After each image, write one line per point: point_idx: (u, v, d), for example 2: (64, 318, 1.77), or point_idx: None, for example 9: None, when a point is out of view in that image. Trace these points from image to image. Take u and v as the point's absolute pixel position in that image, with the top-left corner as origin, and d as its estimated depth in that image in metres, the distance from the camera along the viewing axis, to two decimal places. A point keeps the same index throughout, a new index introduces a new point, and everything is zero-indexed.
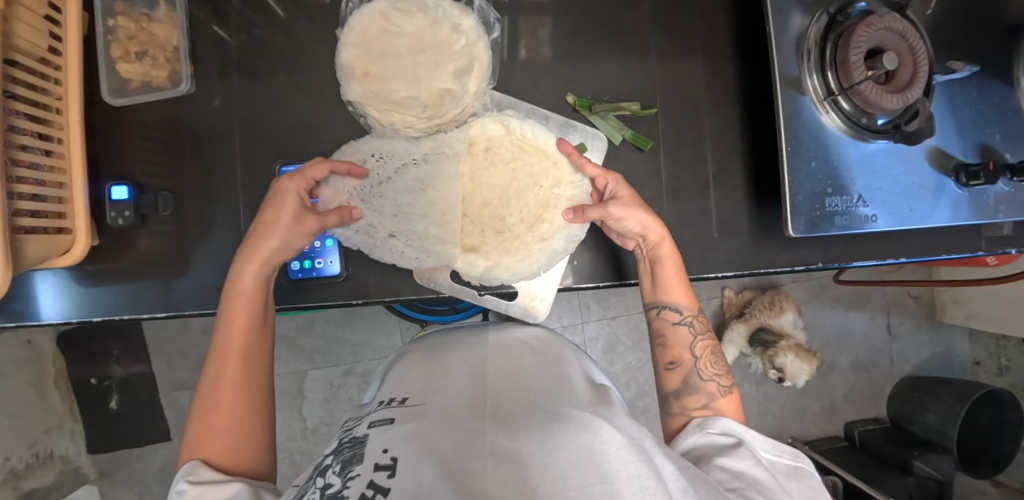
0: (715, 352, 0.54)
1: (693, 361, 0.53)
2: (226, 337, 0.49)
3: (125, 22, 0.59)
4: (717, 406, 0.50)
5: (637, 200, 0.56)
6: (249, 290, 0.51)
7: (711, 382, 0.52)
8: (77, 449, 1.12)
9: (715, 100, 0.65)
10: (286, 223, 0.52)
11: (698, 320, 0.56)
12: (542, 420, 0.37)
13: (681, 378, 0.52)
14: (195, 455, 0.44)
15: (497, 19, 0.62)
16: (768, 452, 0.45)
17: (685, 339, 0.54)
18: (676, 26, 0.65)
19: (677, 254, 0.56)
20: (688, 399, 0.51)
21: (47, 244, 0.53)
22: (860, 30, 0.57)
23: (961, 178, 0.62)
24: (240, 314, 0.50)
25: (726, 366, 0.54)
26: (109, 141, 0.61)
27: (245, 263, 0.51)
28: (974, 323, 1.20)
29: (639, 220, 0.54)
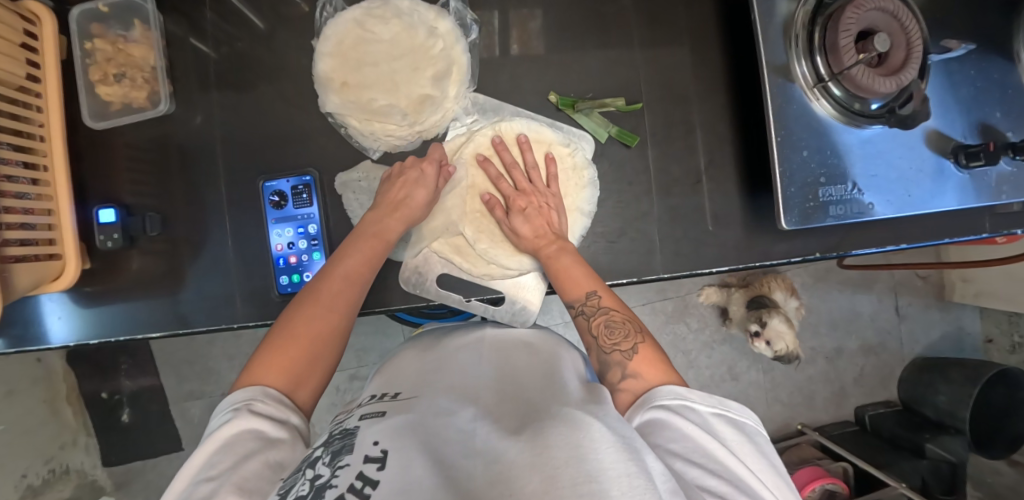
0: (611, 322, 0.48)
1: (594, 341, 0.49)
2: (334, 272, 0.49)
3: (102, 44, 0.59)
4: (631, 372, 0.44)
5: (528, 214, 0.57)
6: (379, 242, 0.52)
7: (614, 353, 0.46)
8: (92, 462, 1.14)
9: (704, 91, 0.64)
10: (421, 199, 0.55)
11: (591, 302, 0.51)
12: (536, 420, 0.36)
13: (596, 362, 0.48)
14: (254, 375, 0.41)
15: (475, 20, 0.61)
16: (714, 412, 0.39)
17: (583, 329, 0.50)
18: (661, 17, 0.63)
19: (558, 249, 0.55)
20: (609, 377, 0.46)
21: (37, 271, 0.54)
22: (849, 11, 0.55)
23: (961, 159, 0.61)
24: (355, 256, 0.50)
25: (631, 327, 0.47)
26: (96, 165, 0.61)
27: (388, 216, 0.53)
28: (984, 301, 1.18)
29: (520, 239, 0.57)
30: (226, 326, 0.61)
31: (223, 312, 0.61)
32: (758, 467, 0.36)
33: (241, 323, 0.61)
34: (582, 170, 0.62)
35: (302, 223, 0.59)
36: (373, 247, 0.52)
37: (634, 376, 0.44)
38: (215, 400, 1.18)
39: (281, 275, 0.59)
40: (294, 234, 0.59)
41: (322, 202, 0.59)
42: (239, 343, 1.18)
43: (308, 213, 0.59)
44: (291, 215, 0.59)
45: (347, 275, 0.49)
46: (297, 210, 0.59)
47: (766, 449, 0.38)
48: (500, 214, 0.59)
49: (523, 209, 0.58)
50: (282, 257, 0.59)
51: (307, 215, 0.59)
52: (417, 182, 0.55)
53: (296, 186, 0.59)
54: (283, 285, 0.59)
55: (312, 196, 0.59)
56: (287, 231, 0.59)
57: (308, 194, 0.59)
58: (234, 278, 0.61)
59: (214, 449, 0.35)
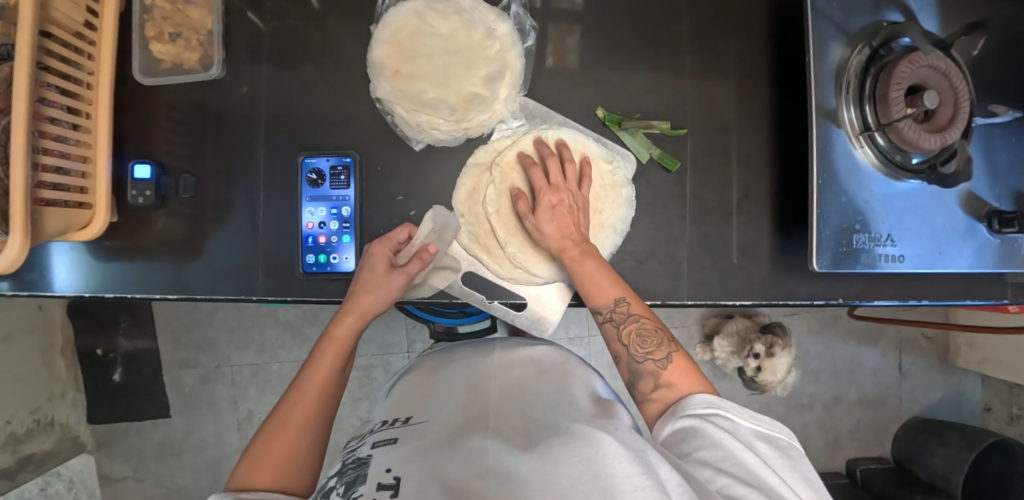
0: (642, 330, 0.47)
1: (625, 349, 0.47)
2: (308, 378, 0.48)
3: (161, 1, 0.59)
4: (665, 382, 0.43)
5: (557, 215, 0.55)
6: (344, 340, 0.52)
7: (647, 362, 0.45)
8: (78, 418, 1.14)
9: (748, 125, 0.64)
10: (382, 282, 0.53)
11: (620, 309, 0.49)
12: (548, 438, 0.37)
13: (626, 370, 0.47)
14: (239, 483, 0.39)
15: (533, 27, 0.61)
16: (746, 421, 0.39)
17: (613, 337, 0.48)
18: (715, 47, 0.63)
19: (588, 255, 0.54)
20: (640, 387, 0.45)
21: (65, 218, 0.53)
22: (903, 66, 0.55)
23: (994, 224, 0.61)
24: (323, 366, 0.49)
25: (663, 335, 0.46)
26: (137, 121, 0.61)
27: (345, 315, 0.52)
28: (988, 369, 1.17)
29: (545, 241, 0.55)
30: (244, 297, 0.61)
31: (243, 285, 0.60)
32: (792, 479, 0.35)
33: (261, 297, 0.60)
34: (621, 188, 0.62)
35: (336, 204, 0.59)
36: (336, 344, 0.51)
37: (667, 385, 0.43)
38: (209, 372, 1.17)
39: (308, 253, 0.59)
40: (326, 214, 0.59)
41: (358, 185, 0.59)
42: (240, 316, 1.17)
43: (344, 195, 0.58)
44: (326, 195, 0.59)
45: (311, 382, 0.47)
46: (333, 191, 0.58)
47: (803, 464, 0.38)
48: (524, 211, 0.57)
49: (552, 212, 0.56)
50: (312, 235, 0.59)
51: (342, 197, 0.59)
52: (371, 269, 0.54)
53: (336, 166, 0.59)
54: (308, 264, 0.59)
55: (351, 179, 0.59)
56: (319, 210, 0.59)
57: (346, 176, 0.59)
58: (259, 252, 0.61)
59: None
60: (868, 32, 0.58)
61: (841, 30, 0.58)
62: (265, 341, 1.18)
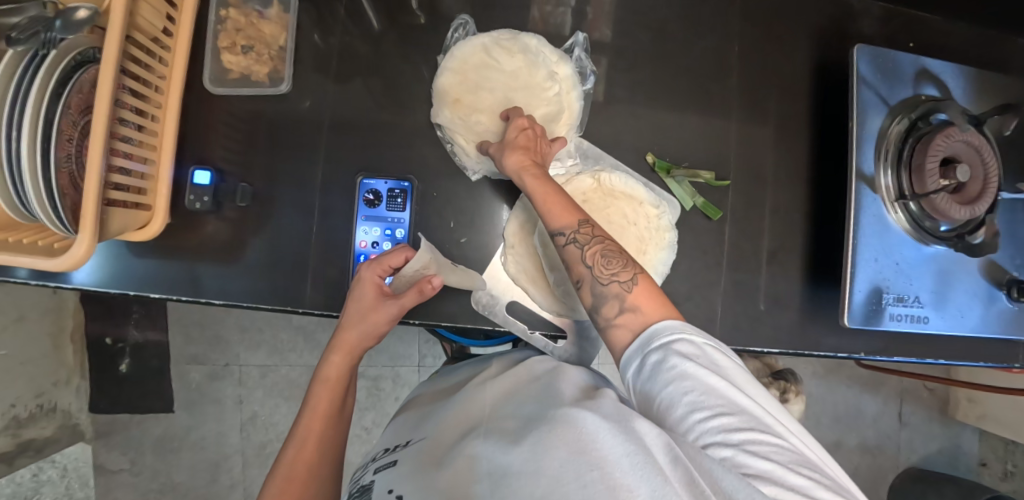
0: (608, 251, 0.45)
1: (589, 273, 0.45)
2: (306, 428, 0.51)
3: (236, 14, 0.61)
4: (631, 305, 0.43)
5: (516, 141, 0.54)
6: (335, 381, 0.54)
7: (612, 284, 0.44)
8: (79, 405, 1.13)
9: (786, 180, 0.66)
10: (370, 313, 0.54)
11: (583, 230, 0.47)
12: (533, 428, 0.36)
13: (590, 293, 0.45)
14: None
15: (593, 72, 0.64)
16: (716, 352, 0.39)
17: (574, 257, 0.46)
18: (760, 104, 0.67)
19: (547, 178, 0.50)
20: (605, 311, 0.44)
21: (126, 218, 0.54)
22: (939, 140, 0.59)
23: (1013, 293, 0.64)
24: (319, 413, 0.52)
25: (624, 257, 0.45)
26: (198, 126, 0.62)
27: (333, 355, 0.54)
28: (986, 424, 1.20)
29: (502, 160, 0.53)
30: (289, 308, 0.62)
31: (290, 295, 0.62)
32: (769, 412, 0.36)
33: (306, 309, 0.61)
34: (666, 230, 0.61)
35: (391, 225, 0.61)
36: (331, 385, 0.54)
37: (633, 310, 0.43)
38: (217, 369, 1.16)
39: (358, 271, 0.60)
40: (380, 234, 0.61)
41: (414, 209, 0.62)
42: (255, 316, 1.17)
43: (399, 217, 0.61)
44: (381, 215, 0.61)
45: (314, 425, 0.51)
46: (389, 212, 0.61)
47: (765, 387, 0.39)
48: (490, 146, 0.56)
49: (514, 140, 0.54)
50: (364, 253, 0.61)
51: (397, 219, 0.61)
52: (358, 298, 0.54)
53: (393, 189, 0.61)
54: None
55: (407, 202, 0.61)
56: (374, 229, 0.61)
57: (403, 199, 0.61)
58: (309, 265, 0.62)
59: None
60: (907, 104, 0.62)
61: (884, 100, 0.61)
62: (276, 344, 1.17)
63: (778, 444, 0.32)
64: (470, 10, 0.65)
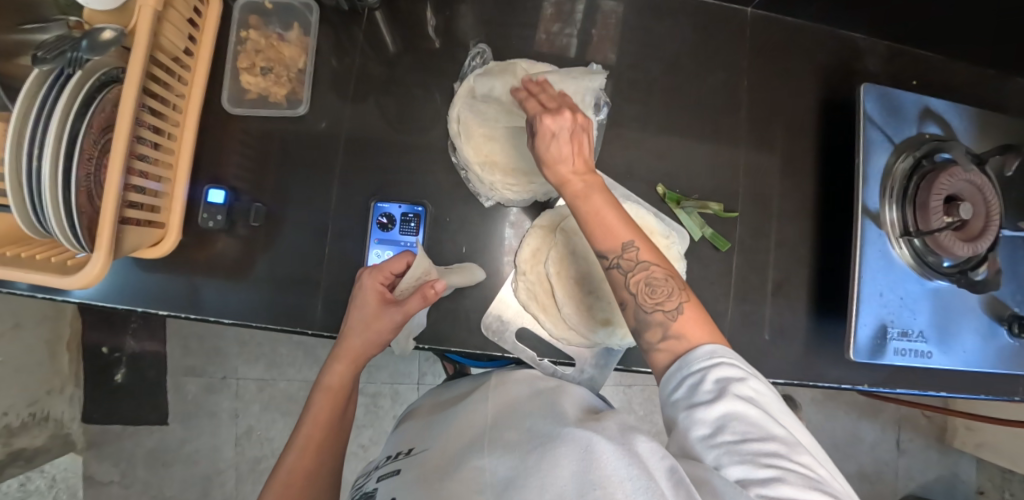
0: (654, 279, 0.44)
1: (633, 298, 0.45)
2: (304, 435, 0.51)
3: (256, 35, 0.63)
4: (676, 333, 0.42)
5: (563, 145, 0.46)
6: (337, 389, 0.54)
7: (656, 313, 0.43)
8: (72, 415, 1.11)
9: (792, 213, 0.68)
10: (372, 324, 0.53)
11: (627, 257, 0.44)
12: (536, 445, 0.36)
13: (631, 316, 0.45)
14: None
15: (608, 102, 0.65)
16: (755, 382, 0.38)
17: (619, 281, 0.45)
18: (766, 138, 0.68)
19: (599, 186, 0.46)
20: (648, 336, 0.44)
21: (139, 236, 0.54)
22: (943, 178, 0.60)
23: (1014, 328, 0.65)
24: (319, 421, 0.52)
25: (674, 282, 0.44)
26: (214, 145, 0.63)
27: (336, 363, 0.54)
28: (983, 453, 1.21)
29: (545, 174, 0.48)
30: (298, 329, 0.61)
31: (300, 315, 0.62)
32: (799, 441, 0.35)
33: (316, 331, 0.61)
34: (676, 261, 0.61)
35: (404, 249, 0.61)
36: (334, 395, 0.54)
37: (677, 337, 0.43)
38: (214, 382, 1.15)
39: None
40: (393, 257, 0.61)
41: (426, 233, 0.62)
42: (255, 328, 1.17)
43: (411, 241, 0.62)
44: (394, 239, 0.62)
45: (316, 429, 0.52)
46: (401, 236, 0.61)
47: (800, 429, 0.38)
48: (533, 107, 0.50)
49: (552, 147, 0.46)
50: None
51: (409, 243, 0.62)
52: (364, 308, 0.54)
53: (407, 213, 0.62)
54: None
55: (418, 227, 0.62)
56: (386, 253, 0.61)
57: (416, 223, 0.62)
58: (319, 285, 0.62)
59: None
60: (911, 142, 0.63)
61: (889, 138, 0.63)
62: (276, 358, 1.16)
63: (804, 471, 0.32)
64: (487, 39, 0.67)
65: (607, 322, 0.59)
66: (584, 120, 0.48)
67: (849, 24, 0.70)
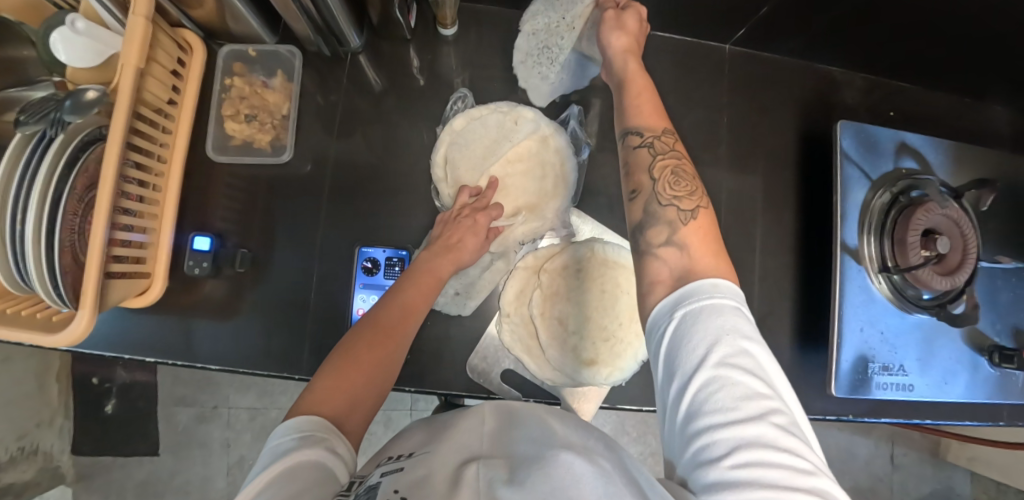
0: (678, 172, 0.46)
1: (652, 185, 0.46)
2: (359, 350, 0.45)
3: (240, 82, 0.63)
4: (680, 239, 0.43)
5: (629, 22, 0.54)
6: (397, 331, 0.48)
7: (669, 209, 0.45)
8: (61, 447, 1.10)
9: (773, 247, 0.69)
10: (466, 251, 0.58)
11: (662, 140, 0.48)
12: (522, 453, 0.31)
13: (642, 206, 0.46)
14: (305, 409, 0.40)
15: (587, 143, 0.67)
16: (743, 344, 0.35)
17: (644, 160, 0.47)
18: (745, 174, 0.70)
19: (645, 73, 0.52)
20: (652, 237, 0.45)
21: (125, 288, 0.54)
22: (920, 214, 0.61)
23: (995, 358, 0.65)
24: (375, 354, 0.45)
25: (694, 187, 0.46)
26: (200, 192, 0.63)
27: (409, 289, 0.53)
28: (977, 467, 1.22)
29: (606, 40, 0.54)
30: (283, 374, 0.61)
31: (285, 359, 0.61)
32: (790, 418, 0.33)
33: (302, 375, 0.61)
34: None
35: None
36: (394, 339, 0.47)
37: (678, 246, 0.43)
38: (205, 411, 1.15)
39: None
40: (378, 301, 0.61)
41: None
42: None
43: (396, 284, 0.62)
44: (379, 283, 0.62)
45: (350, 379, 0.43)
46: (386, 280, 0.62)
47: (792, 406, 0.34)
48: (609, 7, 0.56)
49: (622, 17, 0.55)
50: None
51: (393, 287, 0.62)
52: (468, 229, 0.59)
53: (391, 258, 0.63)
54: None
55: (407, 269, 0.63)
56: (372, 297, 0.62)
57: (401, 267, 0.63)
58: (304, 328, 0.62)
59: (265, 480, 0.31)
60: (888, 178, 0.64)
61: (866, 174, 0.64)
62: (268, 386, 1.16)
63: (786, 461, 0.29)
64: (470, 80, 0.68)
65: (591, 363, 0.60)
66: (650, 19, 0.57)
67: (825, 59, 0.71)
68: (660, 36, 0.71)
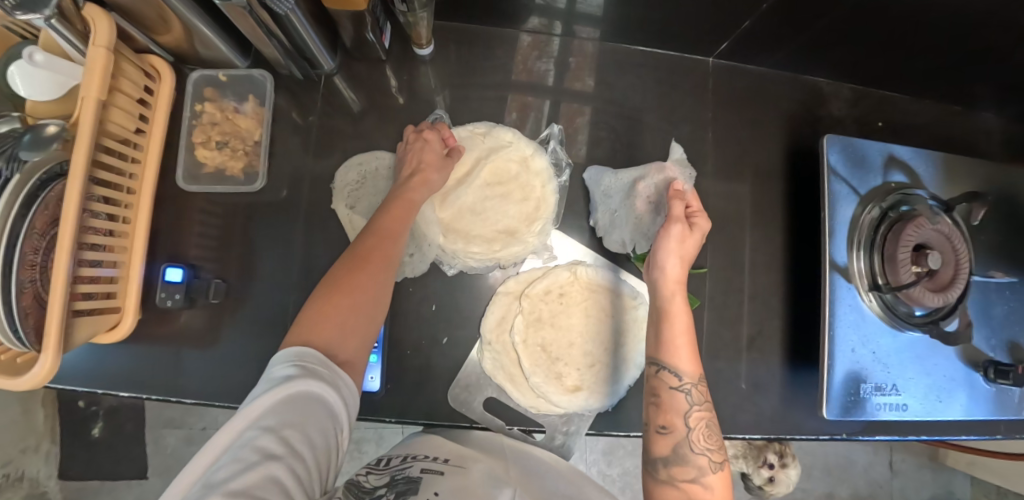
0: (710, 424, 0.49)
1: (685, 431, 0.49)
2: (344, 278, 0.47)
3: (211, 108, 0.62)
4: (705, 483, 0.47)
5: (690, 250, 0.55)
6: (377, 260, 0.50)
7: (701, 457, 0.47)
8: (48, 472, 1.08)
9: (762, 265, 0.67)
10: (430, 157, 0.59)
11: (698, 389, 0.50)
12: None
13: (671, 446, 0.48)
14: (304, 335, 0.43)
15: (569, 163, 0.66)
16: None
17: (681, 407, 0.49)
18: (732, 190, 0.68)
19: (689, 313, 0.53)
20: (676, 470, 0.47)
21: (94, 325, 0.53)
22: (910, 229, 0.59)
23: (990, 374, 0.63)
24: (360, 280, 0.48)
25: (720, 438, 0.50)
26: (173, 222, 0.62)
27: (386, 217, 0.54)
28: (976, 471, 1.20)
29: (663, 264, 0.54)
30: None
31: None
32: None
33: None
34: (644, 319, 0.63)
35: None
36: (374, 263, 0.49)
37: (701, 484, 0.46)
38: (194, 433, 1.13)
39: None
40: None
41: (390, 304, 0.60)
42: None
43: None
44: None
45: (337, 304, 0.46)
46: None
47: None
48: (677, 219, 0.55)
49: (684, 243, 0.55)
50: None
51: None
52: (425, 151, 0.59)
53: None
54: None
55: None
56: None
57: None
58: None
59: (262, 405, 0.36)
60: (877, 192, 0.63)
61: (854, 190, 0.63)
62: None
63: None
64: (449, 101, 0.67)
65: (576, 389, 0.60)
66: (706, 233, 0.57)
67: (811, 70, 0.70)
68: (642, 50, 0.69)
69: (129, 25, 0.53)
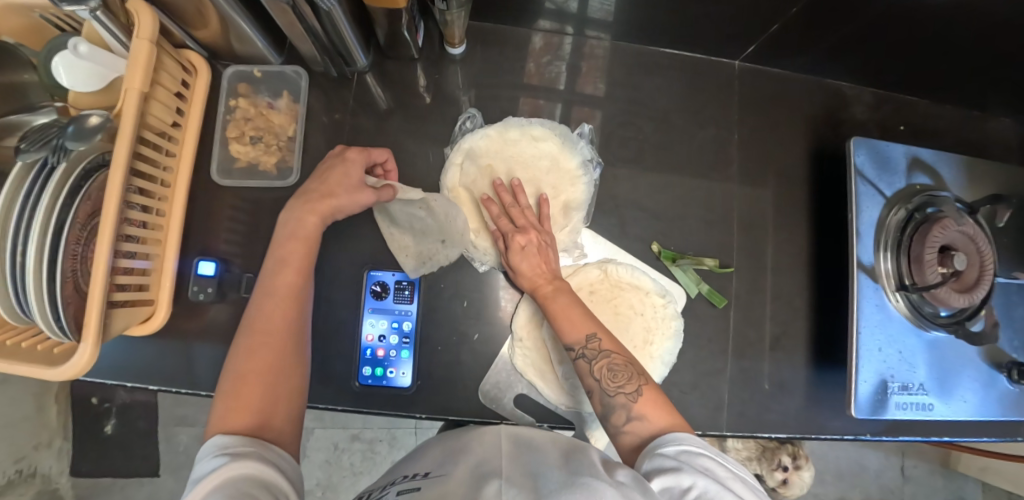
0: (614, 364, 0.49)
1: (596, 384, 0.49)
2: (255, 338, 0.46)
3: (245, 104, 0.63)
4: (637, 414, 0.46)
5: (529, 256, 0.58)
6: (288, 301, 0.49)
7: (618, 395, 0.48)
8: (60, 468, 1.07)
9: (787, 265, 0.68)
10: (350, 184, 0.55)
11: (591, 345, 0.51)
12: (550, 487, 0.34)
13: (597, 403, 0.49)
14: (223, 415, 0.42)
15: (598, 162, 0.67)
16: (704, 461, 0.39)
17: (582, 370, 0.50)
18: (757, 191, 0.69)
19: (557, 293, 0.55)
20: (612, 419, 0.48)
21: (129, 316, 0.53)
22: (936, 230, 0.60)
23: (1014, 375, 0.63)
24: (268, 336, 0.47)
25: (629, 368, 0.49)
26: (204, 216, 0.62)
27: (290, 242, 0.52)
28: (989, 477, 1.19)
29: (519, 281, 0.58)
30: None
31: None
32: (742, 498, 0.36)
33: None
34: (670, 316, 0.64)
35: (398, 318, 0.59)
36: (283, 301, 0.49)
37: (638, 418, 0.46)
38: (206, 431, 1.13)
39: (364, 365, 0.58)
40: (388, 326, 0.59)
41: (421, 300, 0.61)
42: None
43: (406, 309, 0.60)
44: (388, 308, 0.60)
45: (254, 357, 0.45)
46: (396, 305, 0.60)
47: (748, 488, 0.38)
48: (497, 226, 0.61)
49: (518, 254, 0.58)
50: (369, 348, 0.58)
51: (404, 312, 0.60)
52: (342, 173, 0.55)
53: (400, 281, 0.60)
54: (363, 376, 0.58)
55: (414, 294, 0.60)
56: (381, 322, 0.59)
57: (410, 290, 0.60)
58: None
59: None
60: (903, 194, 0.64)
61: (880, 191, 0.63)
62: None
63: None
64: (478, 100, 0.67)
65: None
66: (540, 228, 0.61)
67: (835, 74, 0.70)
68: (668, 52, 0.70)
69: (169, 19, 0.53)
